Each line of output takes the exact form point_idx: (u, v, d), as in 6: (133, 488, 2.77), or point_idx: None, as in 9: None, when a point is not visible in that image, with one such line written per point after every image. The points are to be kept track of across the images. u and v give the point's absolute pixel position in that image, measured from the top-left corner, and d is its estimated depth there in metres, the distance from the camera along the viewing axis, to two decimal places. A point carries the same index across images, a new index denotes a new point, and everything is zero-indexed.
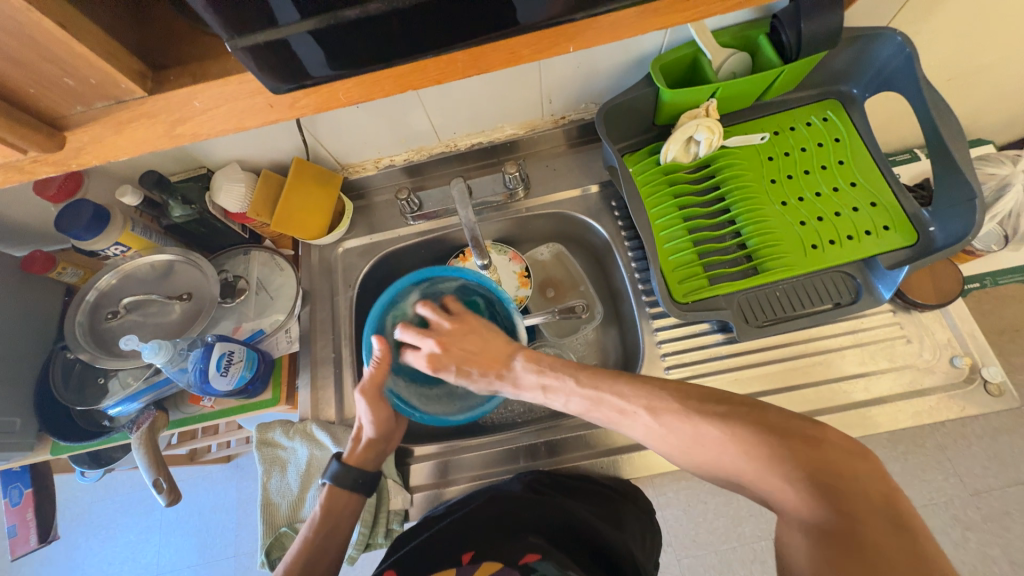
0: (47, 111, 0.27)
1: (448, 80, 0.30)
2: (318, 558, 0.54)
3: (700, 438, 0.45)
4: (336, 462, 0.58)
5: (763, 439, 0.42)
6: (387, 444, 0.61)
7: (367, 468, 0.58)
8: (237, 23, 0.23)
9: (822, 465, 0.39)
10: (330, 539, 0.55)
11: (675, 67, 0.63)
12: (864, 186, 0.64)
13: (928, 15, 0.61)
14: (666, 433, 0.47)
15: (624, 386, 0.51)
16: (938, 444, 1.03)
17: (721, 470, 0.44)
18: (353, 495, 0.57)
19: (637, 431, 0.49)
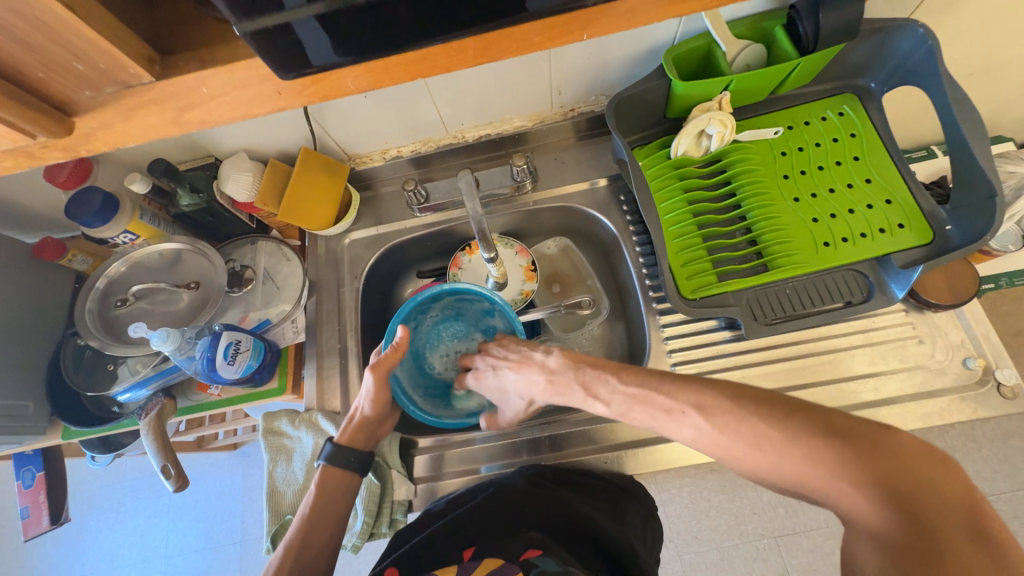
0: (56, 95, 0.27)
1: (457, 68, 0.30)
2: (315, 537, 0.53)
3: (761, 442, 0.42)
4: (329, 444, 0.58)
5: (831, 443, 0.39)
6: (376, 427, 0.60)
7: (359, 447, 0.58)
8: (245, 7, 0.23)
9: (888, 470, 0.36)
10: (325, 515, 0.54)
11: (688, 59, 0.62)
12: (879, 183, 0.62)
13: (952, 7, 0.59)
14: (717, 436, 0.44)
15: (662, 382, 0.50)
16: (947, 445, 1.02)
17: (776, 475, 0.41)
18: (346, 472, 0.57)
19: (695, 424, 0.45)
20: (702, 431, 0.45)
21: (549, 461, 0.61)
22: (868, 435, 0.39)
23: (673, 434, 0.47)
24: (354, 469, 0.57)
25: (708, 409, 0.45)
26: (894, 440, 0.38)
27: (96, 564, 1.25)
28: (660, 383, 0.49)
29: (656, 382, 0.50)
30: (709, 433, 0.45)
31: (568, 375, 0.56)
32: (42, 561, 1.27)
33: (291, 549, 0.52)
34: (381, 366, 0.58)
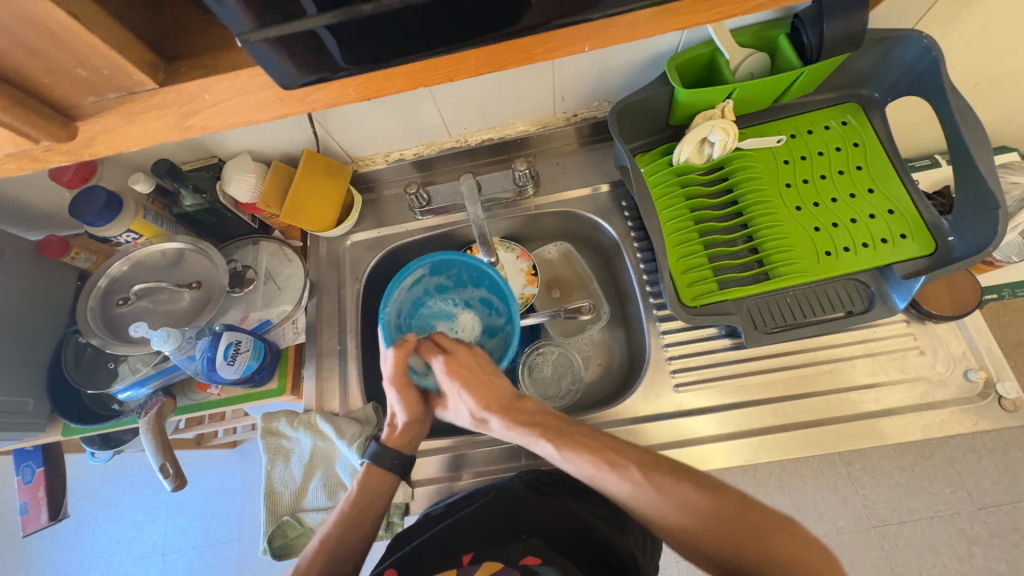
0: (59, 100, 0.27)
1: (460, 76, 0.30)
2: (350, 534, 0.54)
3: (687, 504, 0.44)
4: (373, 444, 0.58)
5: (741, 520, 0.42)
6: (417, 426, 0.60)
7: (401, 447, 0.58)
8: (251, 17, 0.23)
9: (779, 550, 0.40)
10: (363, 516, 0.55)
11: (691, 66, 0.62)
12: (882, 193, 0.62)
13: (957, 18, 0.59)
14: (652, 493, 0.45)
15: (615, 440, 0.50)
16: (946, 456, 1.02)
17: (690, 541, 0.43)
18: (388, 473, 0.57)
19: (635, 479, 0.46)
20: (637, 488, 0.46)
21: (548, 467, 0.62)
22: (776, 519, 0.42)
23: (610, 486, 0.47)
24: (396, 470, 0.57)
25: (650, 471, 0.46)
26: (795, 528, 0.41)
27: (94, 560, 1.25)
28: (607, 438, 0.50)
29: (599, 439, 0.50)
30: (641, 493, 0.46)
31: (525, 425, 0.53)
32: (40, 556, 1.28)
33: (324, 545, 0.52)
34: (395, 375, 0.56)
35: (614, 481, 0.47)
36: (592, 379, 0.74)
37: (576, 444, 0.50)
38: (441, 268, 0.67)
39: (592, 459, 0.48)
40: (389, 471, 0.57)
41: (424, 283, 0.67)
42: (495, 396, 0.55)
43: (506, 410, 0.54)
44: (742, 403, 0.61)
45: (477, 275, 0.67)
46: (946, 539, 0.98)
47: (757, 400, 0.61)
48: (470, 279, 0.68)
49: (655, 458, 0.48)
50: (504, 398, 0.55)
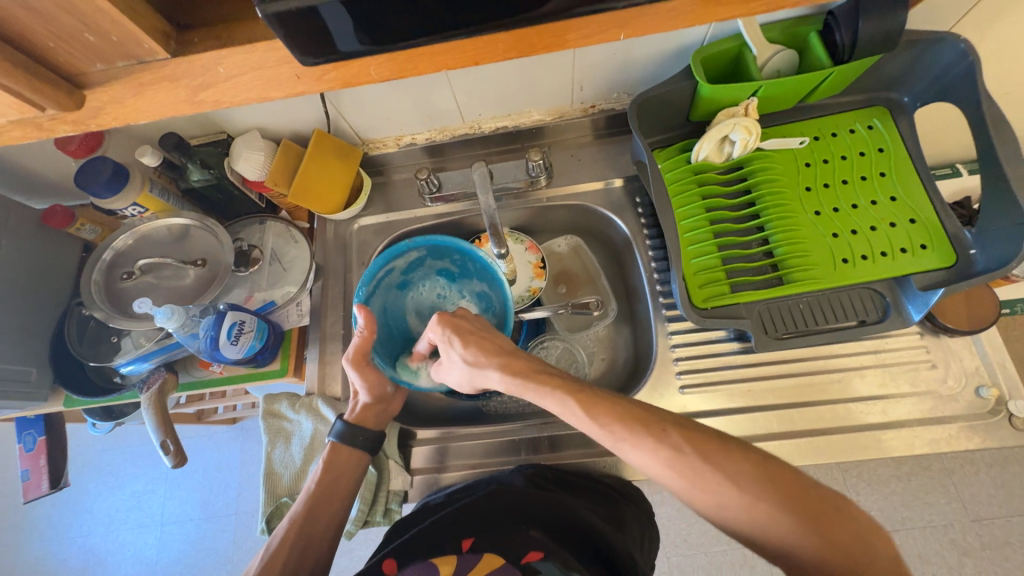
0: (65, 67, 0.26)
1: (485, 61, 0.29)
2: (321, 509, 0.56)
3: (737, 478, 0.43)
4: (339, 422, 0.59)
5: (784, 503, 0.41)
6: (386, 406, 0.62)
7: (368, 425, 0.60)
8: None
9: (839, 540, 0.39)
10: (331, 488, 0.57)
11: (717, 62, 0.60)
12: (904, 202, 0.60)
13: (996, 22, 0.57)
14: (697, 461, 0.44)
15: (645, 409, 0.48)
16: (944, 467, 1.02)
17: (739, 520, 0.42)
18: (355, 450, 0.58)
19: (674, 445, 0.45)
20: (678, 456, 0.44)
21: (549, 461, 0.62)
22: (832, 498, 0.42)
23: (639, 450, 0.46)
24: (361, 448, 0.58)
25: (695, 439, 0.45)
26: (852, 509, 0.41)
27: (93, 526, 1.27)
28: (641, 409, 0.48)
29: (632, 410, 0.48)
30: (680, 463, 0.44)
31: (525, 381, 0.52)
32: (41, 520, 1.30)
33: (294, 521, 0.54)
34: (355, 353, 0.57)
35: (652, 449, 0.45)
36: (595, 376, 0.73)
37: (607, 409, 0.48)
38: (443, 254, 0.65)
39: (622, 425, 0.47)
40: (355, 448, 0.58)
41: (427, 266, 0.65)
42: (493, 349, 0.54)
43: (503, 360, 0.54)
44: (748, 408, 0.61)
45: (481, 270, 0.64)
46: (938, 549, 0.98)
47: (761, 406, 0.61)
48: (473, 269, 0.64)
49: (696, 427, 0.47)
50: (500, 350, 0.55)
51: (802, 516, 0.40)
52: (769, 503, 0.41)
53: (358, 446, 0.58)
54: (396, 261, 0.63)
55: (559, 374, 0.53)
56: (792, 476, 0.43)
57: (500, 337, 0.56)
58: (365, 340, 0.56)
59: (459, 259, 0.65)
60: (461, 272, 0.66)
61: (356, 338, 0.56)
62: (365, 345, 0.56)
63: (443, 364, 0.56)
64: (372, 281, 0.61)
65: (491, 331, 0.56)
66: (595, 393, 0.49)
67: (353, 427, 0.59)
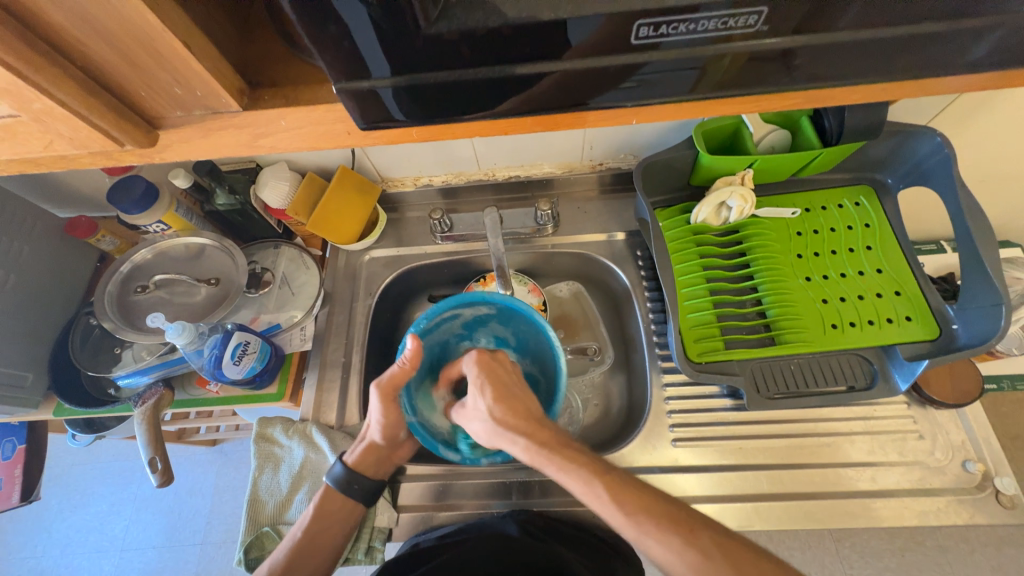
0: (148, 110, 0.29)
1: (512, 131, 0.33)
2: (304, 562, 0.54)
3: None
4: (339, 463, 0.59)
5: None
6: (389, 452, 0.61)
7: (368, 474, 0.59)
8: (343, 71, 0.26)
9: None
10: (319, 541, 0.56)
11: (717, 134, 0.65)
12: (889, 274, 0.64)
13: (970, 119, 0.63)
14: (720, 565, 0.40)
15: (676, 505, 0.46)
16: (938, 544, 0.99)
17: None
18: (348, 500, 0.58)
19: (704, 549, 0.41)
20: (707, 562, 0.41)
21: (540, 509, 0.61)
22: None
23: (661, 544, 0.43)
24: (357, 497, 0.58)
25: (726, 546, 0.42)
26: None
27: (49, 547, 1.20)
28: (671, 505, 0.46)
29: (661, 503, 0.46)
30: (706, 570, 0.40)
31: (541, 456, 0.50)
32: None
33: (276, 571, 0.54)
34: (388, 384, 0.55)
35: (678, 548, 0.42)
36: (589, 422, 0.74)
37: (629, 496, 0.46)
38: (511, 322, 0.65)
39: (646, 518, 0.44)
40: (348, 497, 0.58)
41: (490, 327, 0.67)
42: (518, 411, 0.53)
43: (528, 427, 0.52)
44: (739, 467, 0.61)
45: (540, 348, 0.64)
46: None
47: (752, 465, 0.61)
48: (531, 346, 0.65)
49: (728, 532, 0.43)
50: (528, 416, 0.53)
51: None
52: None
53: (350, 494, 0.57)
54: (463, 310, 0.63)
55: (585, 452, 0.51)
56: None
57: (529, 402, 0.55)
58: (402, 372, 0.55)
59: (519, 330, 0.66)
60: (516, 341, 0.67)
61: (395, 367, 0.54)
62: (401, 379, 0.55)
63: (466, 409, 0.57)
64: (435, 318, 0.62)
65: (517, 396, 0.55)
66: (619, 478, 0.48)
67: (353, 474, 0.58)
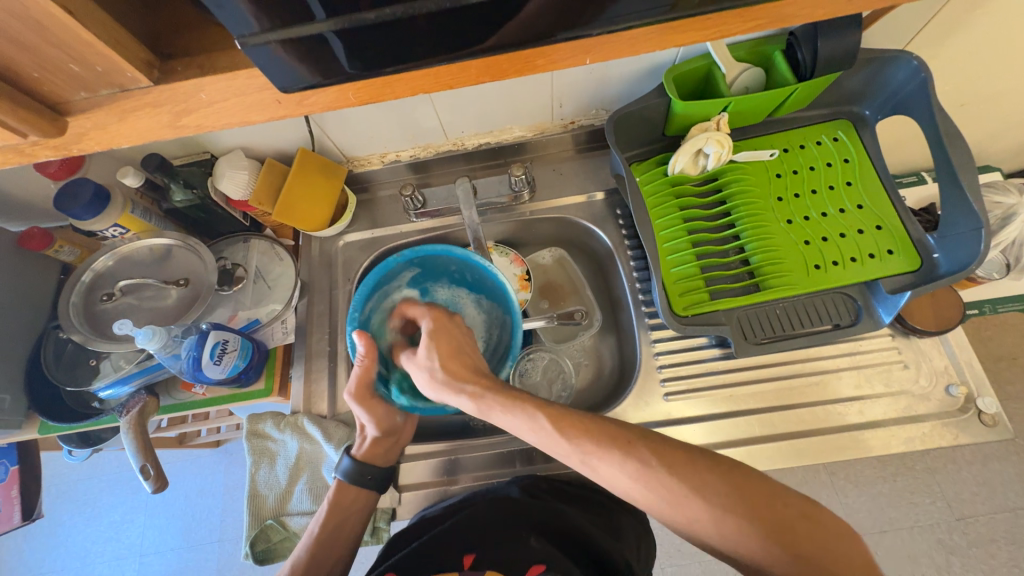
0: (49, 95, 0.27)
1: (459, 85, 0.31)
2: (325, 554, 0.56)
3: (701, 490, 0.41)
4: (347, 458, 0.58)
5: (732, 506, 0.40)
6: (395, 438, 0.61)
7: (378, 463, 0.59)
8: (247, 21, 0.24)
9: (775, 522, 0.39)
10: (338, 532, 0.57)
11: (687, 79, 0.63)
12: (870, 209, 0.63)
13: (946, 39, 0.60)
14: (649, 480, 0.43)
15: (618, 421, 0.47)
16: (928, 466, 1.04)
17: (708, 533, 0.41)
18: (362, 490, 0.58)
19: (642, 459, 0.43)
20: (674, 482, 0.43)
21: (543, 472, 0.62)
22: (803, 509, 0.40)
23: (601, 471, 0.45)
24: (371, 486, 0.58)
25: (661, 452, 0.44)
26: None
27: (68, 560, 1.22)
28: (611, 421, 0.47)
29: (602, 423, 0.46)
30: (645, 475, 0.43)
31: (484, 411, 0.50)
32: (11, 555, 1.24)
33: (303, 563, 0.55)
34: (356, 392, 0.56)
35: (619, 463, 0.44)
36: (583, 385, 0.74)
37: (573, 423, 0.46)
38: (440, 269, 0.63)
39: (592, 442, 0.45)
40: (362, 488, 0.58)
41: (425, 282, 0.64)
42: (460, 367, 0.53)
43: (473, 379, 0.52)
44: (730, 413, 0.62)
45: (478, 278, 0.63)
46: (925, 548, 1.00)
47: (744, 410, 0.62)
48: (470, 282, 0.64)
49: (662, 438, 0.45)
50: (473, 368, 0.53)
51: (762, 531, 0.39)
52: (734, 516, 0.40)
53: (365, 484, 0.58)
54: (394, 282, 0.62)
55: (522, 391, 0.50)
56: (762, 485, 0.41)
57: (477, 355, 0.55)
58: (365, 369, 0.54)
59: (455, 267, 0.64)
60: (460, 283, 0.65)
61: (357, 367, 0.54)
62: (365, 374, 0.54)
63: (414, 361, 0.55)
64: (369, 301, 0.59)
65: (462, 346, 0.55)
66: (565, 409, 0.48)
67: (361, 465, 0.58)
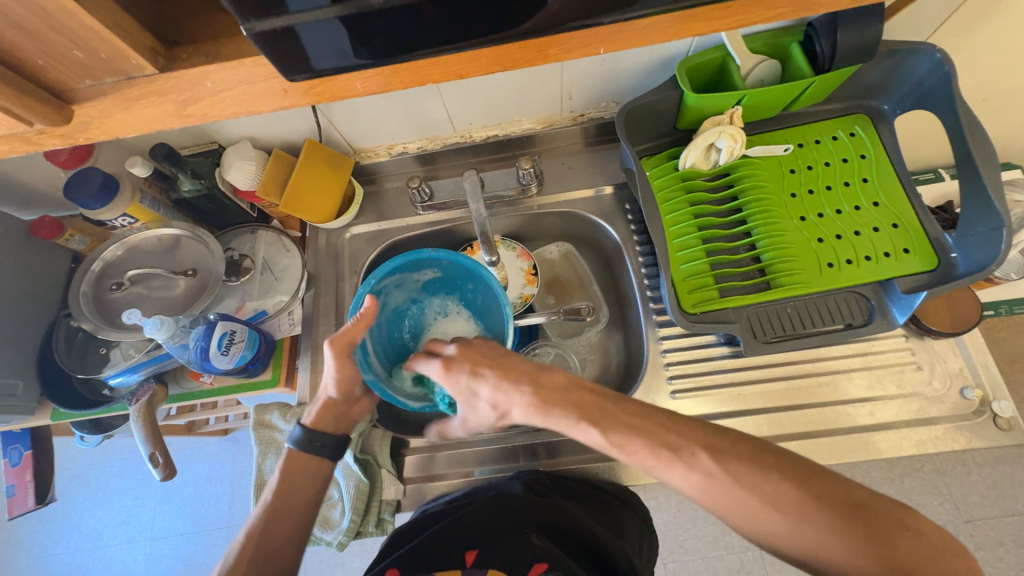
0: (54, 83, 0.27)
1: (468, 75, 0.30)
2: (278, 526, 0.50)
3: (775, 500, 0.40)
4: (296, 427, 0.54)
5: (812, 511, 0.39)
6: (348, 407, 0.56)
7: (328, 430, 0.54)
8: (252, 8, 0.23)
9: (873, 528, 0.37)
10: (296, 503, 0.52)
11: (702, 71, 0.61)
12: (886, 206, 0.62)
13: (972, 30, 0.58)
14: (722, 487, 0.41)
15: (670, 421, 0.45)
16: (937, 468, 1.03)
17: (786, 542, 0.39)
18: (313, 456, 0.54)
19: (705, 470, 0.41)
20: (711, 481, 0.41)
21: (546, 468, 0.62)
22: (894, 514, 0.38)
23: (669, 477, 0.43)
24: (321, 454, 0.54)
25: (724, 458, 0.42)
26: (914, 523, 0.38)
27: (81, 542, 1.25)
28: (667, 426, 0.44)
29: (660, 426, 0.44)
30: (709, 487, 0.41)
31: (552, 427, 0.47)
32: (26, 537, 1.27)
33: (253, 535, 0.50)
34: (342, 339, 0.49)
35: (682, 474, 0.42)
36: (588, 381, 0.73)
37: (627, 429, 0.44)
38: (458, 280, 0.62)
39: (652, 451, 0.43)
40: (313, 455, 0.53)
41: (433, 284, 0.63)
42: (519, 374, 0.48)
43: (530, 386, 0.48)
44: (739, 412, 0.61)
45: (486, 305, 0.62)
46: None
47: (753, 409, 0.61)
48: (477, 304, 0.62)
49: (723, 441, 0.43)
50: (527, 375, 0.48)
51: (849, 532, 0.37)
52: (815, 527, 0.38)
53: (316, 452, 0.53)
54: (415, 272, 0.61)
55: (584, 393, 0.48)
56: (837, 486, 0.40)
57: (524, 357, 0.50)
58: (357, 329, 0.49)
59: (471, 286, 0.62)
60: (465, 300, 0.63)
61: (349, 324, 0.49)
62: (354, 333, 0.49)
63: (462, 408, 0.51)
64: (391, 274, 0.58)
65: (504, 357, 0.50)
66: (605, 407, 0.46)
67: (310, 432, 0.53)
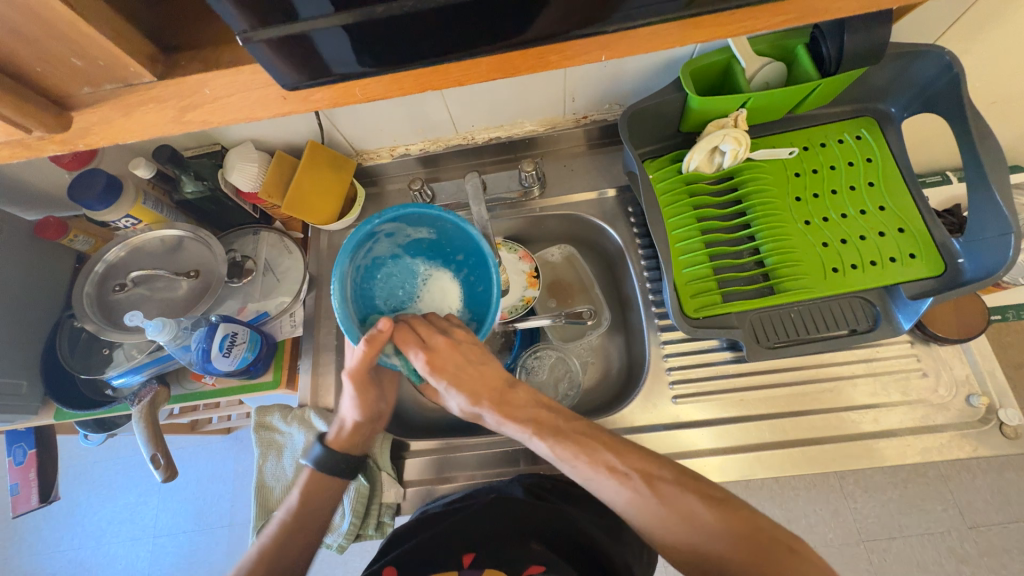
0: (54, 89, 0.27)
1: (470, 81, 0.30)
2: (292, 540, 0.51)
3: (688, 517, 0.42)
4: (318, 445, 0.55)
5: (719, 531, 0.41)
6: (375, 426, 0.56)
7: (355, 452, 0.55)
8: (250, 16, 0.23)
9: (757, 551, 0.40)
10: (310, 515, 0.52)
11: (705, 74, 0.61)
12: (893, 210, 0.61)
13: (980, 33, 0.57)
14: (649, 501, 0.43)
15: (610, 437, 0.48)
16: (941, 474, 1.01)
17: (686, 551, 0.42)
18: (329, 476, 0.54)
19: (635, 487, 0.44)
20: (637, 496, 0.44)
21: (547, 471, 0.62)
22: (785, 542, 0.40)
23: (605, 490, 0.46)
24: (344, 475, 0.54)
25: (653, 480, 0.44)
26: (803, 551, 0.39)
27: (84, 540, 1.26)
28: (608, 440, 0.47)
29: (607, 439, 0.47)
30: (635, 500, 0.44)
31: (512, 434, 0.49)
32: (31, 534, 1.28)
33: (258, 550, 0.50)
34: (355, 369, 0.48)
35: (614, 487, 0.45)
36: (590, 384, 0.73)
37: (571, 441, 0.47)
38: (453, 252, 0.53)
39: (586, 460, 0.46)
40: (332, 475, 0.54)
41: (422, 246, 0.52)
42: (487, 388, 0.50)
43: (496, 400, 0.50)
44: (740, 417, 0.61)
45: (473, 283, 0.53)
46: (935, 556, 0.98)
47: (754, 415, 0.61)
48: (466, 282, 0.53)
49: (656, 463, 0.46)
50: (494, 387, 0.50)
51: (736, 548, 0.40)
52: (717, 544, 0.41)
53: (338, 472, 0.53)
54: (410, 226, 0.50)
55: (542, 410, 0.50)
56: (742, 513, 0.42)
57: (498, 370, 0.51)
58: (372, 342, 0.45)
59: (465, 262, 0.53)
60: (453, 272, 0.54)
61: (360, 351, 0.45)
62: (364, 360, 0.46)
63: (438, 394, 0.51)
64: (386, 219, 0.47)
65: (483, 367, 0.50)
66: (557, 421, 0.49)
67: (334, 453, 0.54)
